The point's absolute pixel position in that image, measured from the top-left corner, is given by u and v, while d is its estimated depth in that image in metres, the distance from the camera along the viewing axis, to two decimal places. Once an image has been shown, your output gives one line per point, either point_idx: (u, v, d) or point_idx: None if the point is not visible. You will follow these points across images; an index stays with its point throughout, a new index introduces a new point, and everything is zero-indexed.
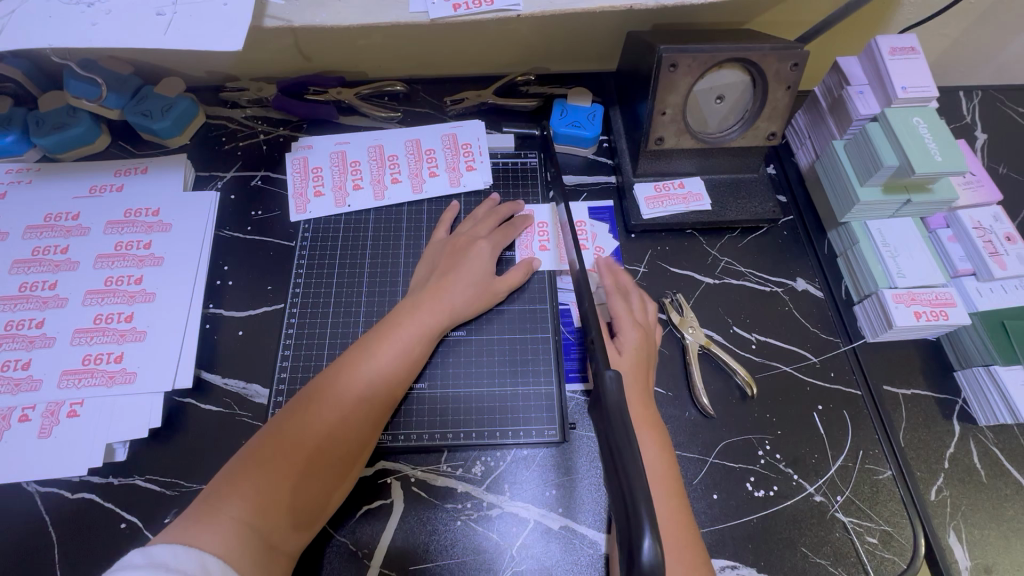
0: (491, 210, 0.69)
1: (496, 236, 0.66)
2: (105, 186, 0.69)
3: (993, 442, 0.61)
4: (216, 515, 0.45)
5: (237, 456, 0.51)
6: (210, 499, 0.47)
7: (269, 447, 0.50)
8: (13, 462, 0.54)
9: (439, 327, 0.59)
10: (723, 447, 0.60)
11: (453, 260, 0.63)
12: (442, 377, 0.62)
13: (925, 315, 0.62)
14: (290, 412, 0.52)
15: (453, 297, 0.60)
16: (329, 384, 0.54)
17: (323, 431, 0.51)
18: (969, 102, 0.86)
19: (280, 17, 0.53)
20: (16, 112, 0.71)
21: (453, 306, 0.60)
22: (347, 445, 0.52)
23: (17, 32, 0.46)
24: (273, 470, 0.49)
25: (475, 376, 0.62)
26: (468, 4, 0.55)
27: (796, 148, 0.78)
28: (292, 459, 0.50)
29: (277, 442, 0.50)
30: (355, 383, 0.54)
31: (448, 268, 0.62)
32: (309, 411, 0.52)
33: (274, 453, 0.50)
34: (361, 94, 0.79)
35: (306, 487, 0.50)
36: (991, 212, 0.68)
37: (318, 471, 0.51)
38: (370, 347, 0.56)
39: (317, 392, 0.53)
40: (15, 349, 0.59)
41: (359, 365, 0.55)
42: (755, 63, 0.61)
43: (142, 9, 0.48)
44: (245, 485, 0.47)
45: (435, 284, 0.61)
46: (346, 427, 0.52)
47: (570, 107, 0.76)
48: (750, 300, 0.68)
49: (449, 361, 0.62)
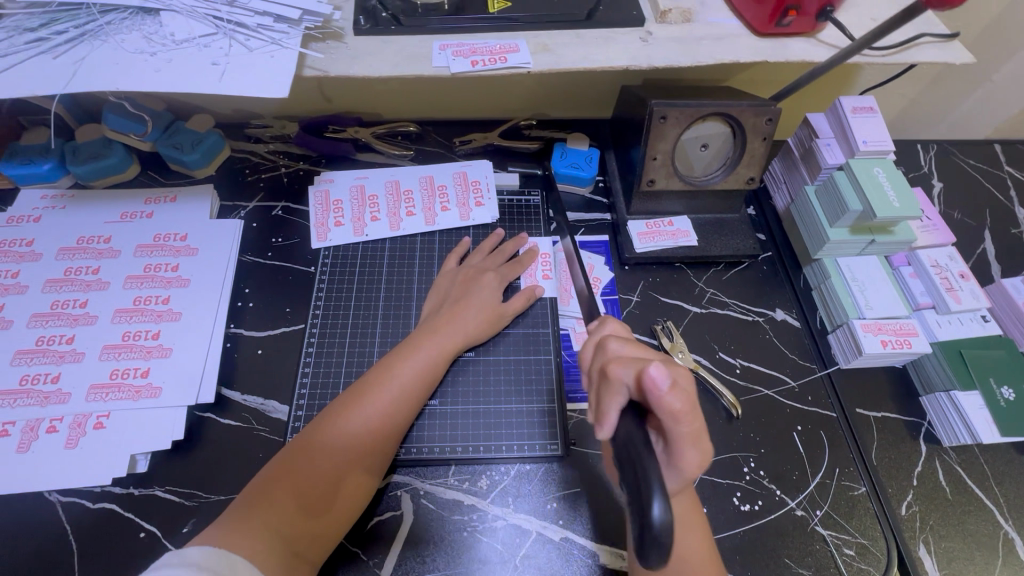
0: (499, 249, 0.74)
1: (504, 270, 0.71)
2: (135, 212, 0.74)
3: (956, 462, 0.66)
4: (249, 522, 0.49)
5: (266, 467, 0.55)
6: (243, 509, 0.50)
7: (300, 457, 0.54)
8: (40, 471, 0.57)
9: (454, 350, 0.64)
10: (712, 463, 0.64)
11: (463, 290, 0.68)
12: (453, 393, 0.66)
13: (891, 343, 0.69)
14: (320, 423, 0.57)
15: (466, 323, 0.65)
16: (356, 399, 0.58)
17: (351, 442, 0.55)
18: (926, 153, 0.96)
19: (318, 67, 0.60)
20: (55, 142, 0.76)
21: (466, 332, 0.65)
22: (370, 455, 0.56)
23: (88, 75, 0.52)
24: (301, 481, 0.53)
25: (484, 395, 0.66)
26: (486, 60, 0.62)
27: (773, 191, 0.86)
28: (321, 467, 0.54)
29: (308, 452, 0.54)
30: (379, 399, 0.58)
31: (460, 296, 0.68)
32: (337, 424, 0.56)
33: (305, 462, 0.54)
34: (376, 134, 0.86)
35: (333, 496, 0.53)
36: (946, 252, 0.76)
37: (344, 478, 0.54)
38: (390, 367, 0.61)
39: (343, 407, 0.58)
40: (46, 363, 0.62)
41: (384, 382, 0.59)
42: (735, 117, 0.69)
43: (199, 59, 0.55)
44: (277, 495, 0.51)
45: (450, 310, 0.66)
46: (370, 439, 0.56)
47: (569, 151, 0.84)
48: (734, 329, 0.74)
49: (460, 380, 0.67)
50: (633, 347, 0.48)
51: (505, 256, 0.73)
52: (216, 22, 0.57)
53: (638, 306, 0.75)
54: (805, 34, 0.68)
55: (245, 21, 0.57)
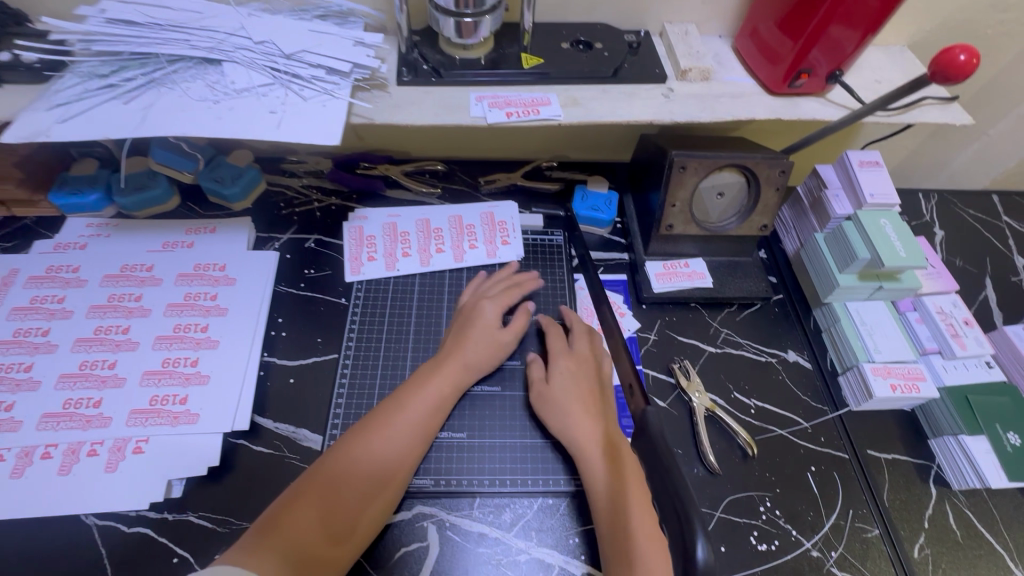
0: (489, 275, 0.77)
1: (501, 293, 0.74)
2: (176, 242, 0.78)
3: (966, 505, 0.68)
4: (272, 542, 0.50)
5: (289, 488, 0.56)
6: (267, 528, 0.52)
7: (316, 480, 0.56)
8: (80, 493, 0.59)
9: (461, 380, 0.67)
10: (728, 502, 0.66)
11: (462, 323, 0.71)
12: (456, 422, 0.68)
13: (900, 387, 0.71)
14: (341, 447, 0.59)
15: (467, 355, 0.68)
16: (376, 427, 0.60)
17: (367, 468, 0.58)
18: (927, 203, 1.00)
19: (365, 115, 0.64)
20: (102, 172, 0.80)
21: (467, 362, 0.67)
22: (384, 484, 0.58)
23: (157, 121, 0.57)
24: (323, 503, 0.54)
25: (487, 425, 0.68)
26: (520, 112, 0.66)
27: (782, 236, 0.90)
28: (338, 493, 0.55)
29: (324, 476, 0.56)
30: (398, 426, 0.61)
31: (462, 329, 0.70)
32: (353, 452, 0.58)
33: (326, 484, 0.55)
34: (405, 171, 0.90)
35: (349, 521, 0.55)
36: (950, 299, 0.79)
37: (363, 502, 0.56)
38: (407, 395, 0.64)
39: (363, 433, 0.60)
40: (88, 387, 0.64)
41: (401, 411, 0.62)
42: (750, 168, 0.74)
43: (259, 108, 0.59)
44: (298, 516, 0.53)
45: (461, 340, 0.69)
46: (387, 466, 0.59)
47: (589, 193, 0.88)
48: (748, 369, 0.77)
49: (464, 410, 0.69)
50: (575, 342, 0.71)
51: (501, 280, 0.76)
52: (274, 73, 0.61)
53: (656, 344, 0.78)
54: (816, 94, 0.72)
55: (300, 72, 0.61)
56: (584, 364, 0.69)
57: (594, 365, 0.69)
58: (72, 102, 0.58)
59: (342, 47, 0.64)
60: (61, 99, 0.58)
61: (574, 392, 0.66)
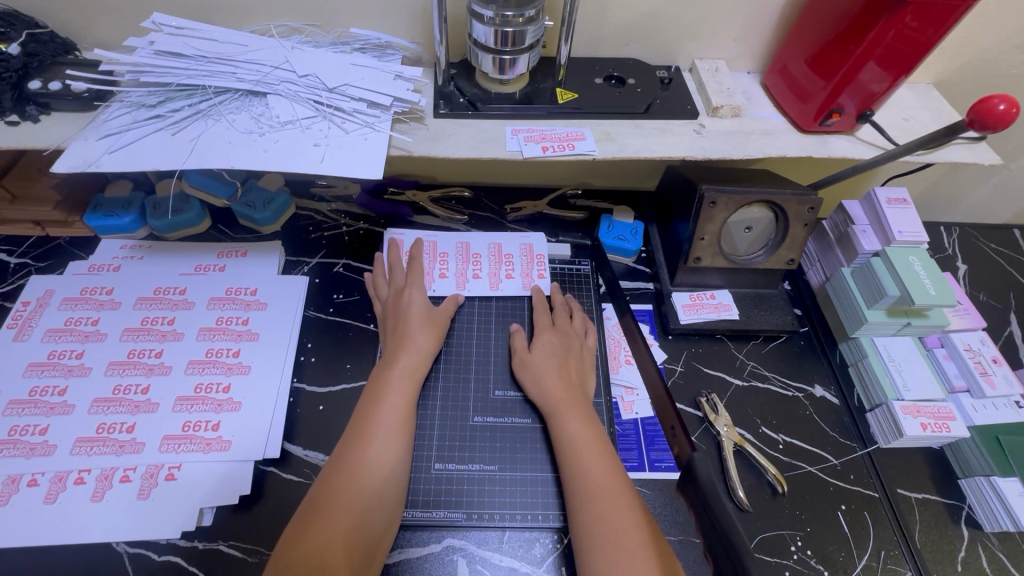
0: (398, 263, 0.78)
1: (414, 278, 0.75)
2: (209, 265, 0.78)
3: (999, 548, 0.68)
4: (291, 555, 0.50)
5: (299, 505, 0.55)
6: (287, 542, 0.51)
7: (326, 491, 0.55)
8: (113, 520, 0.59)
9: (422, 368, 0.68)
10: (760, 539, 0.66)
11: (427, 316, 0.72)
12: (438, 438, 0.68)
13: (930, 426, 0.71)
14: (344, 457, 0.57)
15: (419, 344, 0.69)
16: (375, 428, 0.60)
17: (378, 482, 0.57)
18: (949, 236, 1.01)
19: (403, 147, 0.64)
20: (136, 196, 0.81)
21: (421, 352, 0.69)
22: (391, 492, 0.57)
23: (205, 152, 0.58)
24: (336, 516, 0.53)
25: (469, 439, 0.68)
26: (555, 147, 0.67)
27: (807, 269, 0.91)
28: (356, 511, 0.54)
29: (332, 481, 0.55)
30: (397, 431, 0.60)
31: (399, 324, 0.71)
32: (359, 458, 0.57)
33: (335, 493, 0.54)
34: (432, 197, 0.92)
35: (370, 541, 0.54)
36: (978, 336, 0.79)
37: (379, 515, 0.56)
38: (399, 395, 0.64)
39: (366, 439, 0.59)
40: (121, 412, 0.64)
41: (399, 414, 0.62)
42: (779, 204, 0.75)
43: (303, 140, 0.60)
44: (316, 529, 0.52)
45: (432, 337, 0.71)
46: (394, 473, 0.58)
47: (615, 222, 0.89)
48: (776, 404, 0.77)
49: (446, 422, 0.69)
50: (559, 318, 0.76)
51: (404, 270, 0.77)
52: (317, 106, 0.63)
53: (682, 376, 0.78)
54: (845, 133, 0.73)
55: (342, 105, 0.62)
56: (568, 336, 0.74)
57: (571, 339, 0.73)
58: (120, 132, 0.59)
59: (383, 81, 0.65)
60: (110, 130, 0.59)
61: (551, 363, 0.70)
